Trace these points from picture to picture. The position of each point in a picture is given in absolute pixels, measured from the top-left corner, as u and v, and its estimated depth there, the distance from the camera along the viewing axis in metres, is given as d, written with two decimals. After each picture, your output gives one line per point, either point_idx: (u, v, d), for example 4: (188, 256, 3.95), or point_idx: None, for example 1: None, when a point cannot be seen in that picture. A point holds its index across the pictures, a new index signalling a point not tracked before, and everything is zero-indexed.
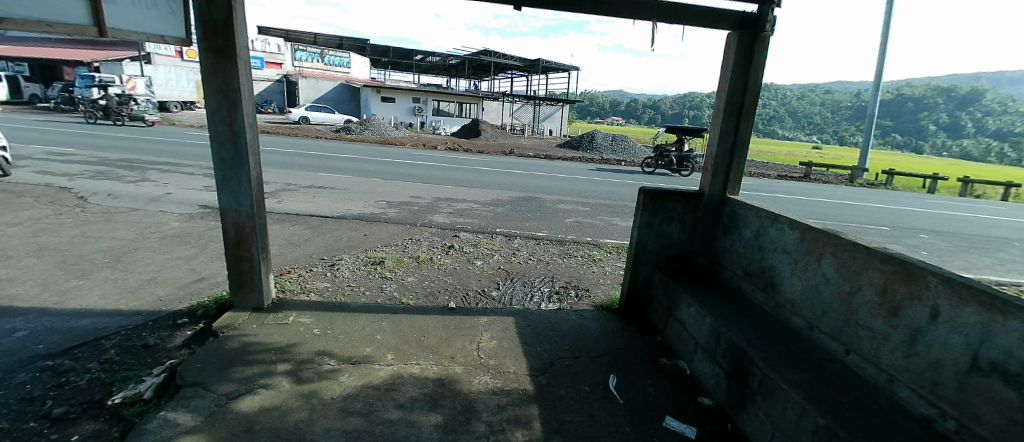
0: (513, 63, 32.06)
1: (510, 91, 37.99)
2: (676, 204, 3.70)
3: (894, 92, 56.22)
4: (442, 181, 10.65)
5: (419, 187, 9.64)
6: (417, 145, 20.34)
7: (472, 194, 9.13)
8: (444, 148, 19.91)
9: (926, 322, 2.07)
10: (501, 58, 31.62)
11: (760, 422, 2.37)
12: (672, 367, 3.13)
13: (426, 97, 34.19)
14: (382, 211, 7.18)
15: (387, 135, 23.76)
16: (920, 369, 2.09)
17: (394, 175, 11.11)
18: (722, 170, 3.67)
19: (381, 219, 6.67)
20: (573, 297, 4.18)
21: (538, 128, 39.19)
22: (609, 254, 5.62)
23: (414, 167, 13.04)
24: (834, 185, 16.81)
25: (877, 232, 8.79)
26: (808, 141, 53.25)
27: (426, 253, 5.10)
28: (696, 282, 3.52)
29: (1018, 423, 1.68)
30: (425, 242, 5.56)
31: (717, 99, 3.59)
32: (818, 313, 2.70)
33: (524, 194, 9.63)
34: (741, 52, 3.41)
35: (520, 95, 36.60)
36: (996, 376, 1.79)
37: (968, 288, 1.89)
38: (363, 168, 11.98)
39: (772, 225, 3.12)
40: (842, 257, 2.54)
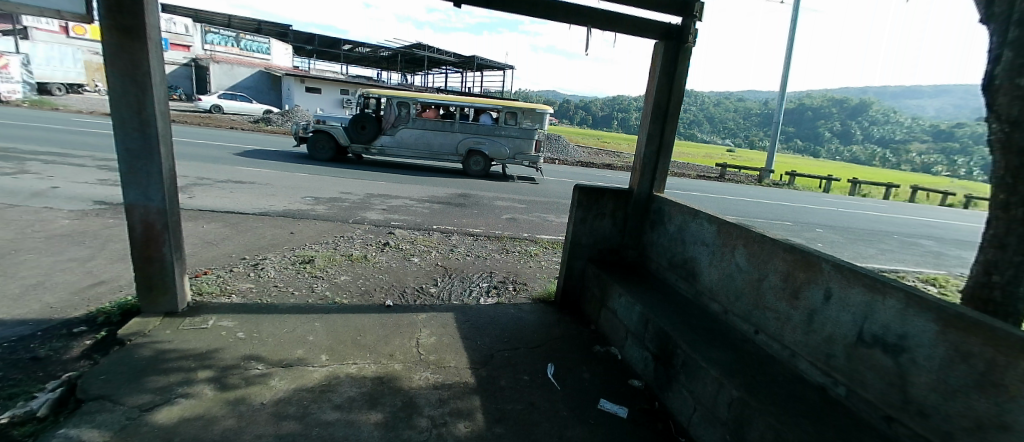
0: (449, 58, 31.58)
1: (447, 87, 37.51)
2: (608, 201, 3.90)
3: (795, 102, 62.93)
4: (375, 177, 10.33)
5: (350, 183, 9.27)
6: None
7: (407, 190, 8.95)
8: None
9: (820, 302, 2.46)
10: (437, 53, 31.07)
11: (684, 399, 2.67)
12: (605, 353, 3.33)
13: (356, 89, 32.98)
14: (310, 208, 6.82)
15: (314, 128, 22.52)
16: (816, 343, 2.48)
17: (321, 170, 10.58)
18: (649, 169, 3.91)
19: (309, 215, 6.35)
20: (512, 291, 4.26)
21: (474, 125, 39.12)
22: (545, 249, 5.78)
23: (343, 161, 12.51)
24: (746, 185, 18.54)
25: (781, 226, 9.84)
26: (722, 144, 58.46)
27: (360, 250, 4.94)
28: (626, 273, 3.75)
29: (895, 385, 2.08)
30: (358, 239, 5.37)
31: (646, 103, 3.83)
32: (732, 298, 3.05)
33: (460, 190, 9.60)
34: (668, 60, 3.65)
35: (457, 91, 36.19)
36: (877, 347, 2.17)
37: (853, 272, 2.29)
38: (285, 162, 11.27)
39: (693, 220, 3.42)
40: (753, 249, 2.89)
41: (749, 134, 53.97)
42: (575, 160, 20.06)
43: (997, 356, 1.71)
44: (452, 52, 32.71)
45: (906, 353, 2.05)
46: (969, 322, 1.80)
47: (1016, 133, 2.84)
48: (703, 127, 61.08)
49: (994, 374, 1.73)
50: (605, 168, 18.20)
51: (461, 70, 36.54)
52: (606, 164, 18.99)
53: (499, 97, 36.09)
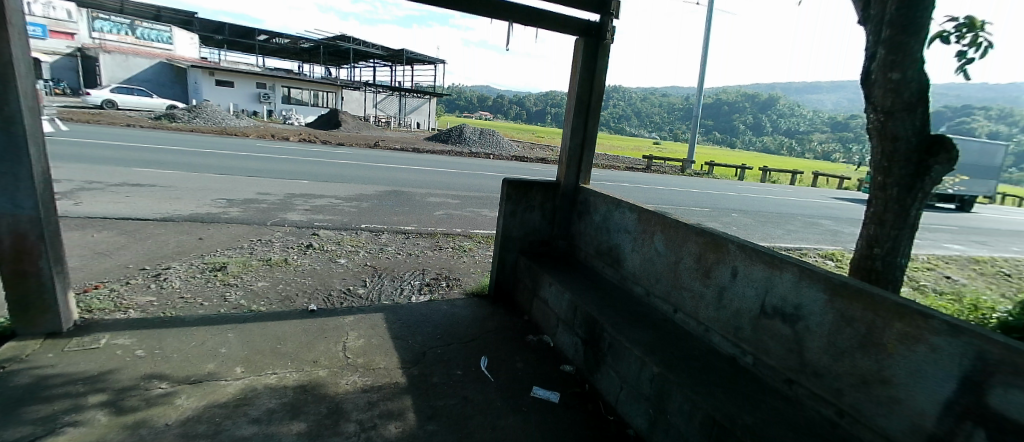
0: (377, 51, 30.51)
1: (377, 82, 36.25)
2: (536, 193, 3.98)
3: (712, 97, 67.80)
4: (296, 176, 9.76)
5: (268, 182, 8.69)
6: (265, 135, 18.32)
7: (332, 189, 8.56)
8: (299, 139, 18.18)
9: (729, 280, 2.69)
10: (364, 46, 29.91)
11: (611, 379, 2.80)
12: (538, 342, 3.40)
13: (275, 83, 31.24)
14: (222, 211, 6.30)
15: (225, 124, 20.95)
16: (727, 317, 2.71)
17: (235, 170, 9.82)
18: (575, 162, 4.04)
19: (221, 219, 5.88)
20: (444, 287, 4.22)
21: (406, 121, 38.21)
22: (479, 244, 5.79)
23: (259, 160, 11.69)
24: (671, 175, 19.71)
25: (701, 212, 10.58)
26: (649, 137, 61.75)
27: (279, 254, 4.66)
28: (556, 263, 3.84)
29: (793, 351, 2.33)
30: (277, 242, 5.06)
31: (569, 97, 3.93)
32: (653, 280, 3.23)
33: (390, 188, 9.34)
34: (588, 56, 3.77)
35: (388, 85, 35.09)
36: (777, 317, 2.42)
37: (756, 252, 2.52)
38: (193, 162, 10.33)
39: (616, 209, 3.58)
40: (670, 233, 3.08)
41: (673, 128, 57.38)
42: (509, 154, 20.23)
43: (876, 319, 1.97)
44: (381, 45, 31.63)
45: (801, 321, 2.30)
46: (852, 290, 2.06)
47: (889, 123, 3.26)
48: (631, 121, 64.06)
49: (874, 335, 1.98)
50: (539, 162, 18.51)
51: (390, 64, 35.42)
52: (539, 159, 19.32)
53: (432, 92, 35.49)
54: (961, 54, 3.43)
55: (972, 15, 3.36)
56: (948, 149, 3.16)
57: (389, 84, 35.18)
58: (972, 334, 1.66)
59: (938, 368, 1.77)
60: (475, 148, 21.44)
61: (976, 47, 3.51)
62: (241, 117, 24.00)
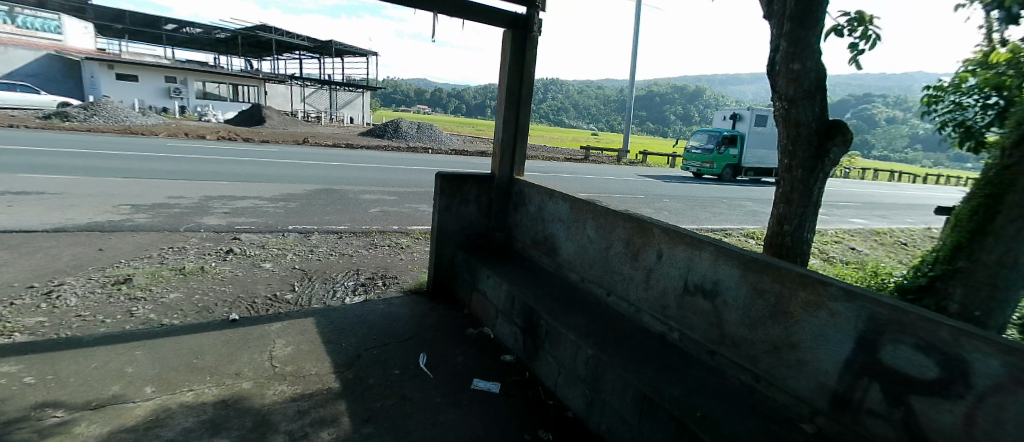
0: (304, 43, 28.96)
1: (305, 75, 34.42)
2: (470, 186, 3.97)
3: (644, 89, 70.86)
4: (213, 177, 9.07)
5: (181, 185, 8.00)
6: (178, 134, 16.83)
7: (255, 190, 8.05)
8: (217, 138, 16.88)
9: (655, 262, 2.83)
10: (290, 37, 28.28)
11: (550, 365, 2.87)
12: (478, 335, 3.42)
13: (188, 77, 28.77)
14: (125, 218, 5.73)
15: (129, 122, 19.05)
16: (654, 297, 2.86)
17: (141, 172, 8.95)
18: (509, 154, 4.07)
19: (125, 227, 5.34)
20: (381, 286, 4.12)
21: (337, 116, 36.66)
22: (417, 240, 5.70)
23: (170, 161, 10.71)
24: (608, 165, 20.44)
25: (635, 199, 11.07)
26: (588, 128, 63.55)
27: (195, 262, 4.32)
28: (493, 255, 3.87)
29: (713, 324, 2.50)
30: (193, 249, 4.69)
31: (499, 89, 3.95)
32: (586, 267, 3.34)
33: (320, 186, 8.93)
34: (516, 48, 3.80)
35: (317, 79, 33.44)
36: (698, 294, 2.58)
37: (678, 234, 2.68)
38: (89, 165, 9.27)
39: (549, 199, 3.66)
40: (600, 220, 3.20)
41: (609, 119, 59.41)
42: (448, 148, 20.00)
43: (782, 289, 2.16)
44: (308, 36, 30.05)
45: (719, 296, 2.47)
46: (762, 265, 2.24)
47: (793, 109, 3.55)
48: (570, 113, 65.52)
49: (781, 304, 2.17)
50: (479, 155, 18.47)
51: (319, 56, 33.78)
52: (480, 152, 19.27)
53: (367, 85, 34.30)
54: (853, 46, 3.81)
55: (862, 11, 3.74)
56: (842, 134, 3.50)
57: (319, 77, 33.55)
58: (864, 299, 1.86)
59: (835, 331, 1.97)
60: (413, 143, 21.00)
61: (866, 39, 3.91)
62: (150, 114, 21.89)
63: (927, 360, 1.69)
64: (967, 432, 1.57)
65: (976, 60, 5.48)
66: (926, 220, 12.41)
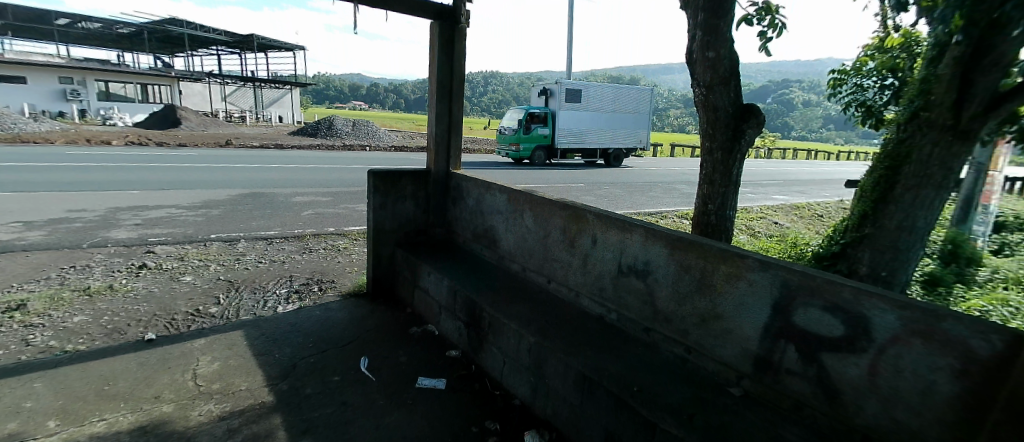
0: (222, 38, 27.02)
1: (226, 72, 32.16)
2: (406, 183, 3.90)
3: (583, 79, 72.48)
4: (119, 186, 8.30)
5: (82, 197, 7.26)
6: (78, 140, 15.20)
7: (171, 198, 7.46)
8: (125, 143, 15.41)
9: (590, 247, 2.92)
10: (206, 32, 26.29)
11: (494, 356, 2.91)
12: (422, 333, 3.39)
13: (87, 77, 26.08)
14: (13, 237, 5.11)
15: (16, 129, 16.92)
16: (592, 281, 2.95)
17: (31, 184, 8.01)
18: (444, 149, 4.03)
19: (16, 247, 4.78)
20: (316, 291, 3.97)
21: (264, 115, 34.59)
22: (354, 241, 5.54)
23: (66, 170, 9.66)
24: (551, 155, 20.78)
25: (575, 187, 11.36)
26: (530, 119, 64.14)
27: (103, 280, 3.95)
28: (434, 251, 3.84)
29: (646, 303, 2.62)
30: (100, 267, 4.28)
31: (430, 83, 3.90)
32: (526, 256, 3.40)
33: (246, 190, 8.42)
34: (444, 40, 3.76)
35: (240, 76, 31.37)
36: (631, 275, 2.70)
37: (610, 218, 2.77)
38: None
39: (487, 192, 3.67)
40: (537, 210, 3.25)
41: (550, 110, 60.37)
42: (387, 145, 19.49)
43: (705, 264, 2.30)
44: (226, 31, 28.04)
45: (649, 275, 2.59)
46: (686, 243, 2.37)
47: (711, 95, 3.76)
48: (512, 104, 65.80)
49: (706, 278, 2.32)
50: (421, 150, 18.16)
51: (240, 51, 31.55)
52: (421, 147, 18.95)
53: (297, 82, 32.67)
54: (762, 34, 4.09)
55: (767, 1, 4.02)
56: (755, 117, 3.76)
57: (242, 74, 31.37)
58: (777, 267, 2.02)
59: (754, 299, 2.13)
60: (350, 140, 20.26)
61: (774, 28, 4.21)
62: (43, 119, 19.53)
63: (833, 320, 1.87)
64: (870, 380, 1.78)
65: (873, 45, 6.08)
66: (840, 194, 13.63)
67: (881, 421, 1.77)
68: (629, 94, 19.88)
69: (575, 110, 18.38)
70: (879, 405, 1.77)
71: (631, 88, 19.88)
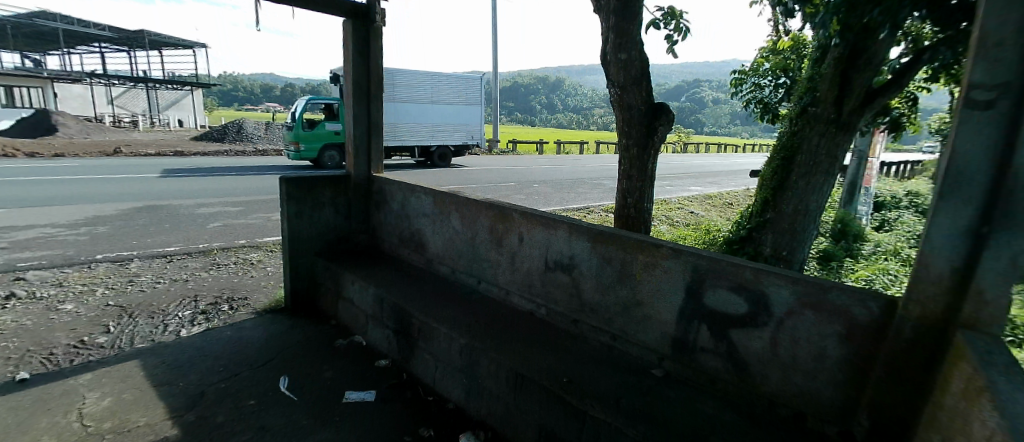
0: (105, 34, 24.00)
1: (112, 72, 28.60)
2: (324, 189, 3.72)
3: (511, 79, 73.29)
4: None
5: None
6: None
7: (43, 216, 6.51)
8: None
9: (517, 245, 2.96)
10: (84, 27, 23.20)
11: (426, 361, 2.86)
12: (348, 345, 3.26)
13: None
14: None
15: None
16: (521, 279, 2.99)
17: None
18: (364, 152, 3.91)
19: None
20: (227, 310, 3.68)
21: (162, 119, 31.24)
22: (270, 254, 5.20)
23: None
24: (481, 155, 20.85)
25: (505, 187, 11.49)
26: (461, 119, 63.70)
27: None
28: (358, 259, 3.71)
29: (573, 296, 2.71)
30: None
31: (346, 84, 3.76)
32: (455, 258, 3.38)
33: (140, 204, 7.55)
34: (359, 39, 3.64)
35: (129, 76, 28.04)
36: (557, 270, 2.77)
37: (535, 216, 2.83)
38: None
39: (411, 195, 3.60)
40: (463, 211, 3.24)
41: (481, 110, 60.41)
42: None
43: (624, 256, 2.43)
44: (109, 25, 24.92)
45: (574, 270, 2.68)
46: (607, 236, 2.49)
47: (625, 94, 3.97)
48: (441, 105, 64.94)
49: (625, 269, 2.44)
50: None
51: (129, 48, 28.19)
52: None
53: (200, 83, 29.91)
54: (669, 38, 4.38)
55: (672, 6, 4.30)
56: (666, 114, 4.02)
57: (132, 74, 28.04)
58: (687, 255, 2.18)
59: (667, 286, 2.28)
60: (265, 145, 18.92)
61: (680, 32, 4.53)
62: None
63: (737, 299, 2.05)
64: (773, 351, 1.97)
65: (768, 48, 6.72)
66: (744, 183, 15.02)
67: (783, 386, 1.96)
68: (452, 84, 16.70)
69: (394, 102, 15.57)
70: (781, 372, 1.97)
71: (450, 76, 16.53)
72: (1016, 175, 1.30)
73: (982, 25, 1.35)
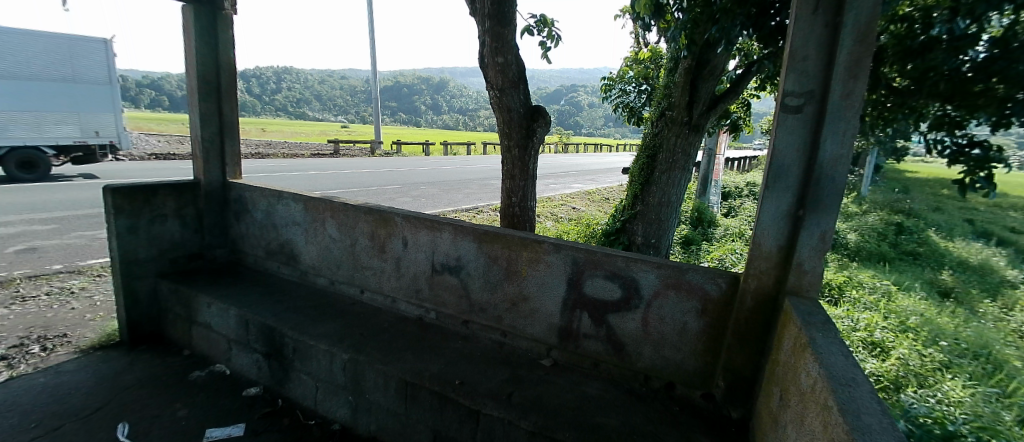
0: None
1: None
2: (165, 200, 3.20)
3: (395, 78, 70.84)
4: None
5: None
6: None
7: None
8: None
9: (401, 249, 2.86)
10: None
11: (304, 383, 2.61)
12: (208, 376, 2.84)
13: None
14: None
15: None
16: (407, 284, 2.89)
17: None
18: (216, 156, 3.45)
19: None
20: (37, 352, 2.95)
21: None
22: (98, 279, 4.30)
23: None
24: (364, 157, 19.79)
25: (391, 190, 11.07)
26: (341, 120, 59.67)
27: None
28: (215, 278, 3.27)
29: (462, 297, 2.70)
30: None
31: (188, 77, 3.28)
32: (333, 268, 3.15)
33: None
34: (204, 27, 3.23)
35: None
36: (444, 272, 2.73)
37: (419, 219, 2.76)
38: None
39: (278, 203, 3.28)
40: (341, 217, 3.03)
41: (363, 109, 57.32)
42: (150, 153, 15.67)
43: (508, 254, 2.49)
44: None
45: (461, 271, 2.67)
46: (491, 236, 2.52)
47: (504, 97, 4.08)
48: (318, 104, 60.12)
49: (510, 266, 2.50)
50: None
51: None
52: None
53: None
54: (542, 44, 4.62)
55: (544, 14, 4.53)
56: (543, 117, 4.23)
57: None
58: (566, 248, 2.32)
59: (550, 279, 2.39)
60: None
61: (551, 39, 4.80)
62: None
63: (611, 285, 2.23)
64: (644, 329, 2.19)
65: (631, 58, 7.47)
66: (617, 179, 16.56)
67: (654, 361, 2.19)
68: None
69: None
70: (651, 349, 2.19)
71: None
72: (820, 169, 1.64)
73: (791, 44, 1.66)
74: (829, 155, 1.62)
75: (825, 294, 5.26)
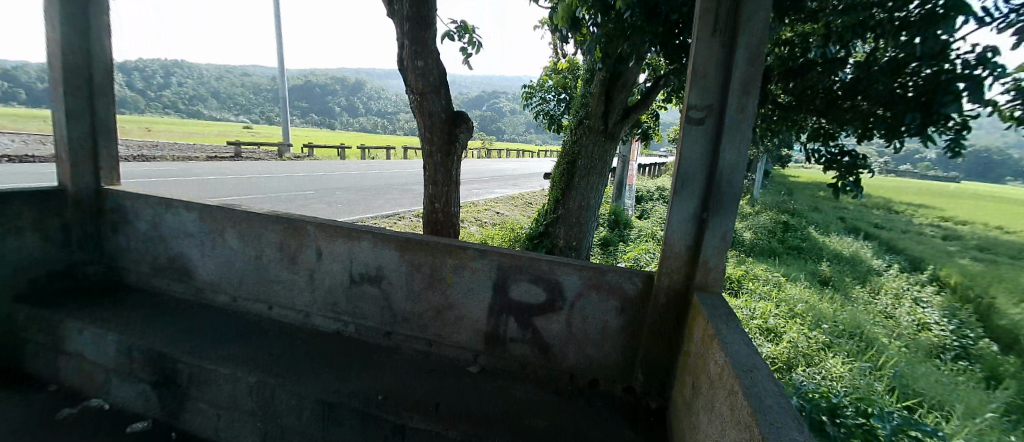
0: None
1: None
2: (18, 209, 2.65)
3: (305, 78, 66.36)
4: None
5: None
6: None
7: None
8: None
9: (315, 260, 2.64)
10: None
11: (202, 414, 2.29)
12: (80, 413, 2.33)
13: None
14: None
15: None
16: (323, 297, 2.67)
17: None
18: (87, 158, 2.96)
19: None
20: None
21: None
22: None
23: None
24: (270, 161, 18.21)
25: (303, 196, 10.29)
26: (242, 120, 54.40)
27: None
28: (87, 299, 2.78)
29: (384, 308, 2.55)
30: None
31: (49, 67, 2.77)
32: (235, 283, 2.82)
33: None
34: (72, 10, 2.76)
35: None
36: (364, 282, 2.56)
37: (334, 228, 2.57)
38: None
39: (166, 211, 2.88)
40: (243, 227, 2.73)
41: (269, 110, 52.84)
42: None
43: (433, 261, 2.41)
44: None
45: (382, 281, 2.53)
46: (414, 243, 2.42)
47: (425, 100, 3.96)
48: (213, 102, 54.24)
49: (435, 274, 2.42)
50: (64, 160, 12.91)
51: None
52: None
53: None
54: (463, 50, 4.59)
55: (464, 21, 4.52)
56: (466, 122, 4.18)
57: None
58: (492, 254, 2.29)
59: (476, 285, 2.34)
60: None
61: (472, 45, 4.79)
62: None
63: (536, 289, 2.25)
64: (569, 330, 2.23)
65: (550, 68, 7.72)
66: (538, 184, 17.01)
67: (578, 359, 2.24)
68: None
69: None
70: (577, 348, 2.24)
71: None
72: (721, 175, 1.79)
73: (695, 61, 1.79)
74: (729, 162, 1.77)
75: (726, 287, 5.83)
